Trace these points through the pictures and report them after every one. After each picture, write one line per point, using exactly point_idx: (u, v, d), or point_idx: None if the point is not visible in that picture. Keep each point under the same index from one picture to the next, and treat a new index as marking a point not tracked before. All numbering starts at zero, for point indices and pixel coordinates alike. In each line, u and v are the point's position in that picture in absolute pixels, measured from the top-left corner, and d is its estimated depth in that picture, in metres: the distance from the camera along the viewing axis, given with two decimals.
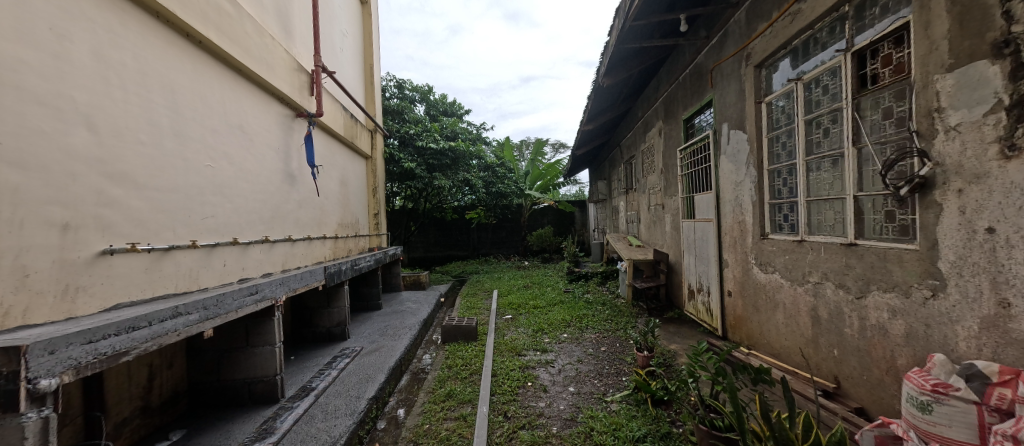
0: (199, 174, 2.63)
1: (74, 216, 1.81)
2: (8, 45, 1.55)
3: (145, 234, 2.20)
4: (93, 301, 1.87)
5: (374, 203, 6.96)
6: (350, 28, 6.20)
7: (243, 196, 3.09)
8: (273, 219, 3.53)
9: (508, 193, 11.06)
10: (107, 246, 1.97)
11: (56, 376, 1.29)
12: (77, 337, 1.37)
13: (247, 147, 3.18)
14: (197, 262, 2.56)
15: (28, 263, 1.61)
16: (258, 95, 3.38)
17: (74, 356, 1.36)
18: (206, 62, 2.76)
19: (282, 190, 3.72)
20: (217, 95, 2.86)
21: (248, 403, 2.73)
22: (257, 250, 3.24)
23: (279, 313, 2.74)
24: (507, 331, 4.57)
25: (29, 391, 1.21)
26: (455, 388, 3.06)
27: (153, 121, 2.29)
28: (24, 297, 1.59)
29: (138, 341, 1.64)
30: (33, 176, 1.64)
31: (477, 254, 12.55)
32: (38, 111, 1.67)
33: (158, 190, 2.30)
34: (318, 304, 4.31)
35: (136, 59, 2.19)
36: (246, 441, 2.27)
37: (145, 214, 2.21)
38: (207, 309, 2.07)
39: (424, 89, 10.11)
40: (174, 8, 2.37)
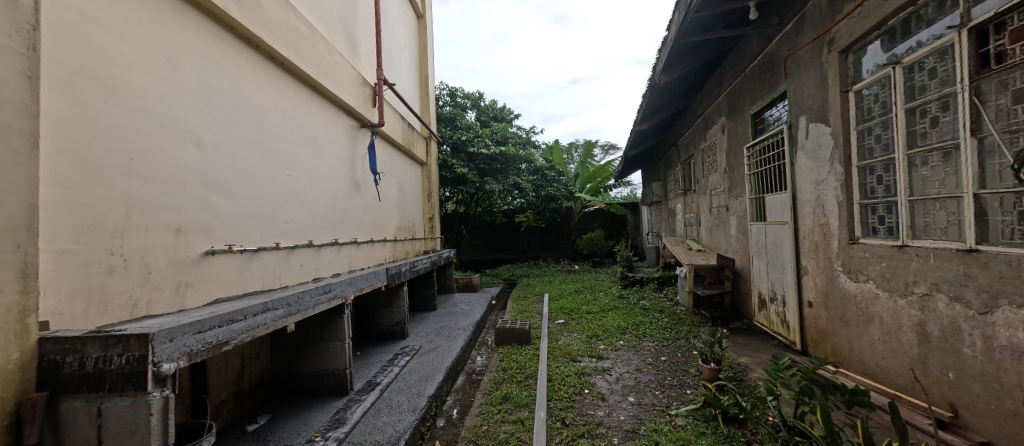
0: (280, 183, 2.90)
1: (184, 222, 2.06)
2: (133, 75, 1.82)
3: (238, 237, 2.47)
4: (198, 295, 2.12)
5: (429, 207, 7.24)
6: (407, 41, 6.51)
7: (315, 202, 3.36)
8: (341, 223, 3.79)
9: (558, 196, 11.00)
10: (209, 247, 2.23)
11: (175, 361, 1.47)
12: (188, 327, 1.55)
13: (319, 157, 3.45)
14: (279, 263, 2.82)
15: (152, 261, 1.87)
16: (330, 109, 3.67)
17: (187, 344, 1.54)
18: (287, 82, 3.05)
19: (348, 196, 3.98)
20: (295, 111, 3.14)
21: (322, 393, 2.94)
22: (328, 252, 3.50)
23: (348, 311, 2.94)
24: (560, 336, 4.52)
25: (154, 373, 1.38)
26: (511, 391, 3.07)
27: (245, 136, 2.56)
28: (148, 291, 1.84)
29: (236, 333, 1.84)
30: (153, 186, 1.90)
31: (525, 257, 12.57)
32: (157, 130, 1.93)
33: (248, 197, 2.56)
34: (380, 303, 4.56)
35: (232, 82, 2.47)
36: (321, 429, 2.44)
37: (238, 219, 2.47)
38: (289, 305, 2.27)
39: (476, 96, 10.42)
40: (262, 35, 2.65)
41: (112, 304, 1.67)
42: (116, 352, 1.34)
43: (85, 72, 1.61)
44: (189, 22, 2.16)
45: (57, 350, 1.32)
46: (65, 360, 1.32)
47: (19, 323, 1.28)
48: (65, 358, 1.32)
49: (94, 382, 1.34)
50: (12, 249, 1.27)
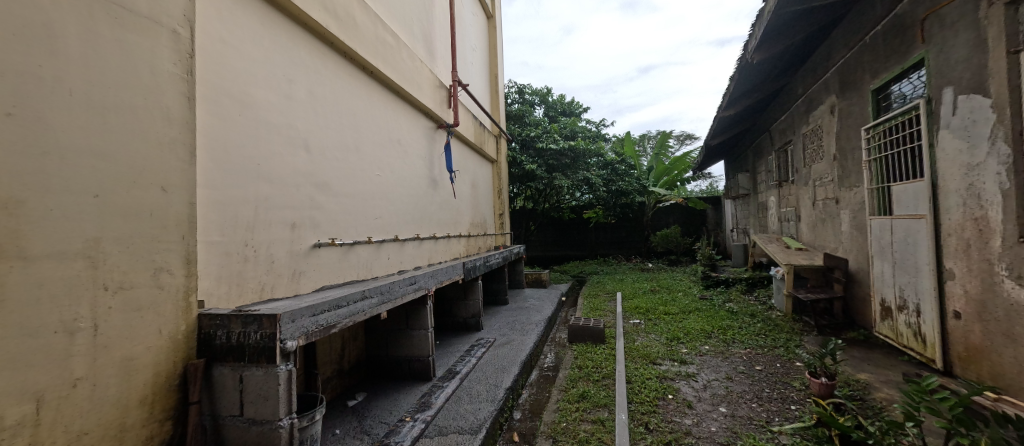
0: (372, 182, 3.17)
1: (297, 218, 2.34)
2: (259, 91, 2.11)
3: (339, 231, 2.74)
4: (309, 283, 2.40)
5: (499, 204, 7.40)
6: (479, 42, 6.69)
7: (400, 199, 3.61)
8: (422, 219, 4.03)
9: (630, 191, 10.53)
10: (317, 240, 2.51)
11: (296, 340, 1.67)
12: (305, 310, 1.76)
13: (403, 158, 3.70)
14: (370, 255, 3.08)
15: (275, 252, 2.16)
16: (411, 112, 3.91)
17: (304, 325, 1.75)
18: (376, 89, 3.31)
19: (427, 194, 4.22)
20: (383, 116, 3.40)
21: (409, 377, 3.16)
22: (411, 246, 3.75)
23: (431, 302, 3.11)
24: (637, 336, 4.32)
25: (281, 348, 1.58)
26: (589, 390, 3.00)
27: (343, 141, 2.83)
28: (271, 277, 2.13)
29: (340, 317, 2.04)
30: (274, 187, 2.18)
31: (595, 254, 12.27)
32: (277, 138, 2.21)
33: (346, 195, 2.83)
34: (457, 295, 4.77)
35: (333, 92, 2.74)
36: (410, 410, 2.62)
37: (338, 215, 2.74)
38: (382, 294, 2.46)
39: (544, 92, 10.40)
40: (356, 47, 2.90)
41: (246, 288, 1.96)
42: (253, 328, 1.56)
43: (226, 90, 1.90)
44: (299, 41, 2.43)
45: (211, 325, 1.60)
46: (216, 332, 1.58)
47: (184, 301, 1.55)
48: (217, 331, 1.59)
49: (237, 353, 1.58)
50: (179, 239, 1.55)
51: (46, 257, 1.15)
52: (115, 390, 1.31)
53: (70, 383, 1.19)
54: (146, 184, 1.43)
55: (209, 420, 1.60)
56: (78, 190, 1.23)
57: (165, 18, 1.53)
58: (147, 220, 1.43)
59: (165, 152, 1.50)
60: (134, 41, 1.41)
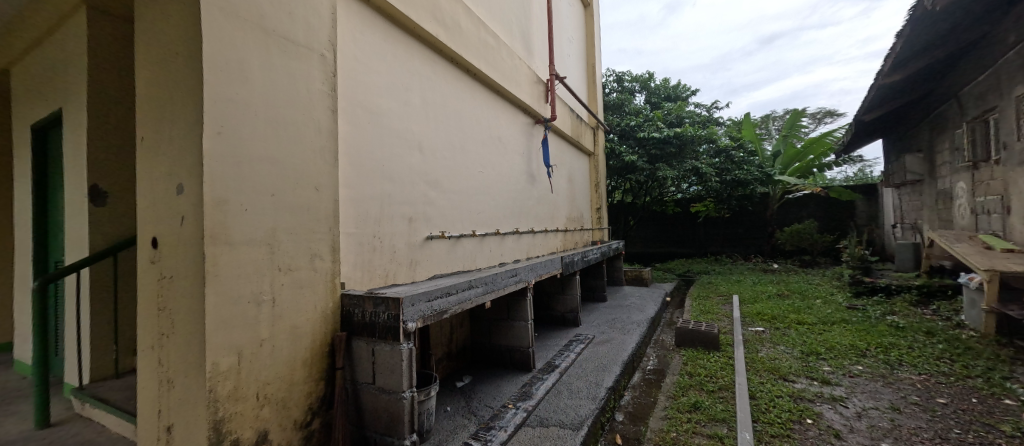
0: (475, 179, 3.34)
1: (414, 213, 2.59)
2: (382, 101, 2.38)
3: (448, 225, 2.96)
4: (423, 272, 2.65)
5: (597, 198, 7.19)
6: (576, 33, 6.56)
7: (501, 195, 3.75)
8: (520, 213, 4.13)
9: (749, 181, 9.23)
10: (429, 233, 2.74)
11: (415, 322, 1.84)
12: (423, 296, 1.93)
13: (503, 154, 3.83)
14: (474, 248, 3.27)
15: (396, 243, 2.43)
16: (510, 110, 4.02)
17: (421, 310, 1.92)
18: (479, 90, 3.47)
19: (526, 189, 4.30)
20: (485, 114, 3.55)
21: (511, 366, 3.27)
22: (510, 240, 3.87)
23: (530, 294, 3.17)
24: (761, 347, 3.79)
25: (403, 328, 1.76)
26: (703, 400, 2.73)
27: (451, 141, 3.03)
28: (394, 265, 2.40)
29: (450, 304, 2.20)
30: (395, 186, 2.45)
31: (704, 252, 11.13)
32: (397, 141, 2.48)
33: (453, 192, 3.03)
34: (555, 289, 4.79)
35: (441, 96, 2.95)
36: (512, 398, 2.71)
37: (447, 211, 2.96)
38: (486, 285, 2.58)
39: (645, 77, 9.79)
40: (461, 52, 3.08)
41: (375, 274, 2.24)
42: (381, 309, 1.77)
43: (359, 102, 2.19)
44: (414, 52, 2.67)
45: (350, 303, 1.87)
46: (355, 310, 1.85)
47: (330, 282, 1.84)
48: (354, 309, 1.85)
49: (370, 329, 1.81)
50: (326, 230, 1.84)
51: (241, 243, 1.47)
52: (285, 351, 1.61)
53: (257, 342, 1.51)
54: (304, 184, 1.73)
55: (349, 385, 1.86)
56: (260, 191, 1.55)
57: (315, 45, 1.82)
58: (305, 215, 1.73)
59: (317, 157, 1.79)
60: (295, 66, 1.71)
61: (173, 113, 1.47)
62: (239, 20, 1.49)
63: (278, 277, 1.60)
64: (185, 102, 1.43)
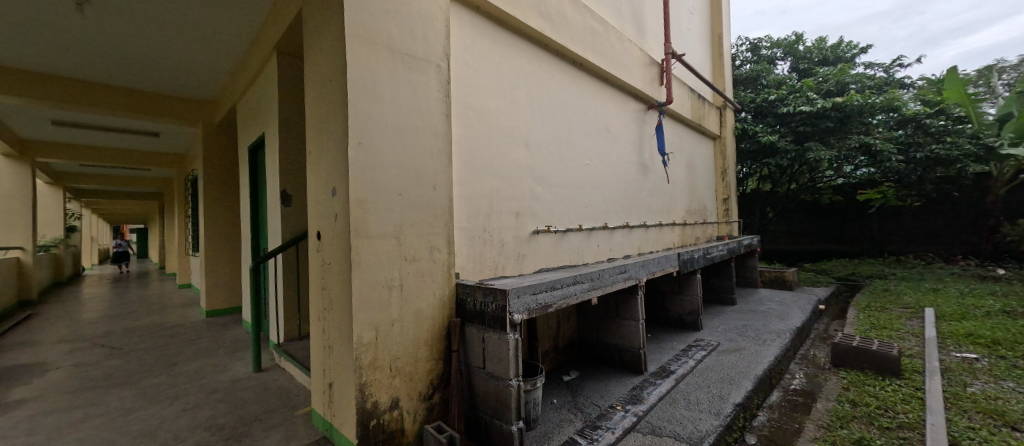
0: (582, 172, 3.27)
1: (521, 207, 2.67)
2: (491, 101, 2.50)
3: (554, 220, 2.97)
4: (530, 265, 2.72)
5: (724, 187, 6.35)
6: (697, 3, 5.85)
7: (609, 187, 3.60)
8: (631, 206, 3.91)
9: (952, 158, 6.97)
10: (536, 227, 2.79)
11: (521, 314, 1.90)
12: (528, 289, 1.98)
13: (612, 145, 3.67)
14: (581, 242, 3.22)
15: (505, 236, 2.54)
16: (620, 97, 3.81)
17: (526, 302, 1.97)
18: (586, 80, 3.38)
19: (637, 180, 4.04)
20: (592, 105, 3.44)
21: (620, 366, 3.14)
22: (619, 235, 3.70)
23: (641, 293, 2.99)
24: (968, 380, 2.86)
25: (510, 320, 1.83)
26: (869, 438, 2.19)
27: (557, 135, 3.03)
28: (503, 258, 2.52)
29: (556, 299, 2.21)
30: (504, 182, 2.56)
31: (877, 251, 8.89)
32: (505, 139, 2.58)
33: (559, 186, 3.03)
34: (671, 289, 4.41)
35: (547, 91, 2.96)
36: (621, 400, 2.60)
37: (553, 205, 2.97)
38: (592, 280, 2.52)
39: (790, 40, 8.25)
40: (567, 43, 3.03)
41: (486, 266, 2.39)
42: (489, 300, 1.87)
43: (470, 105, 2.34)
44: (520, 50, 2.74)
45: (463, 292, 2.02)
46: (467, 299, 2.00)
47: (446, 271, 2.03)
48: (467, 298, 2.00)
49: (480, 317, 1.93)
50: (443, 225, 2.02)
51: (376, 236, 1.72)
52: (411, 331, 1.84)
53: (389, 321, 1.75)
54: (424, 184, 1.93)
55: (463, 367, 2.02)
56: (390, 191, 1.78)
57: (433, 57, 2.00)
58: (425, 211, 1.93)
59: (435, 159, 1.98)
60: (416, 79, 1.91)
61: (328, 129, 1.79)
62: (372, 44, 1.73)
63: (405, 266, 1.83)
64: (336, 120, 1.74)
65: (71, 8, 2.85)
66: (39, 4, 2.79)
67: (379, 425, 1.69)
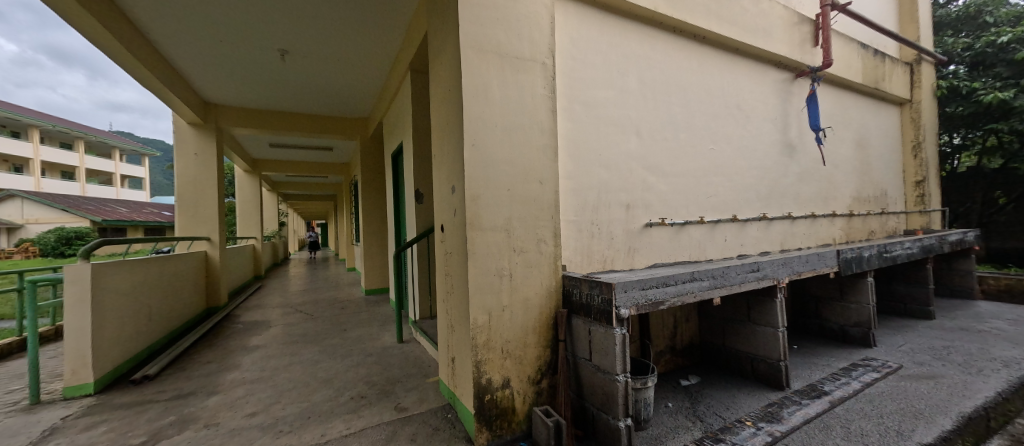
0: (705, 158, 2.95)
1: (632, 199, 2.56)
2: (599, 91, 2.45)
3: (670, 211, 2.75)
4: (642, 259, 2.59)
5: (916, 166, 4.90)
6: None
7: (740, 174, 3.16)
8: (771, 195, 3.35)
9: None
10: (649, 219, 2.63)
11: (629, 309, 1.84)
12: (637, 284, 1.90)
13: (744, 125, 3.20)
14: (704, 236, 2.92)
15: (615, 229, 2.47)
16: (755, 68, 3.29)
17: (635, 297, 1.89)
18: (710, 55, 3.02)
19: (779, 164, 3.44)
20: (718, 81, 3.05)
21: (753, 378, 2.75)
22: (754, 228, 3.23)
23: (781, 296, 2.57)
24: None
25: (616, 314, 1.79)
26: None
27: (673, 120, 2.79)
28: (612, 252, 2.46)
29: (670, 296, 2.06)
30: (613, 173, 2.49)
31: None
32: (613, 129, 2.50)
33: (676, 175, 2.79)
34: (828, 294, 3.65)
35: (662, 73, 2.75)
36: (752, 415, 2.29)
37: (669, 196, 2.75)
38: (715, 278, 2.27)
39: None
40: (686, 17, 2.76)
41: (594, 259, 2.37)
42: (595, 292, 1.86)
43: (577, 98, 2.34)
44: (631, 33, 2.60)
45: (570, 283, 2.05)
46: (574, 291, 2.02)
47: (554, 263, 2.09)
48: (573, 290, 2.02)
49: (586, 309, 1.94)
50: (550, 218, 2.08)
51: (488, 229, 1.88)
52: (520, 317, 1.96)
53: (500, 307, 1.90)
54: (531, 179, 2.02)
55: (570, 357, 2.05)
56: (500, 187, 1.92)
57: (539, 55, 2.07)
58: (532, 205, 2.02)
59: (540, 154, 2.05)
60: (522, 79, 2.01)
61: (448, 134, 2.03)
62: (482, 52, 1.88)
63: (514, 257, 1.96)
64: (454, 126, 1.95)
65: (277, 58, 3.82)
66: (260, 60, 3.82)
67: (492, 400, 1.86)
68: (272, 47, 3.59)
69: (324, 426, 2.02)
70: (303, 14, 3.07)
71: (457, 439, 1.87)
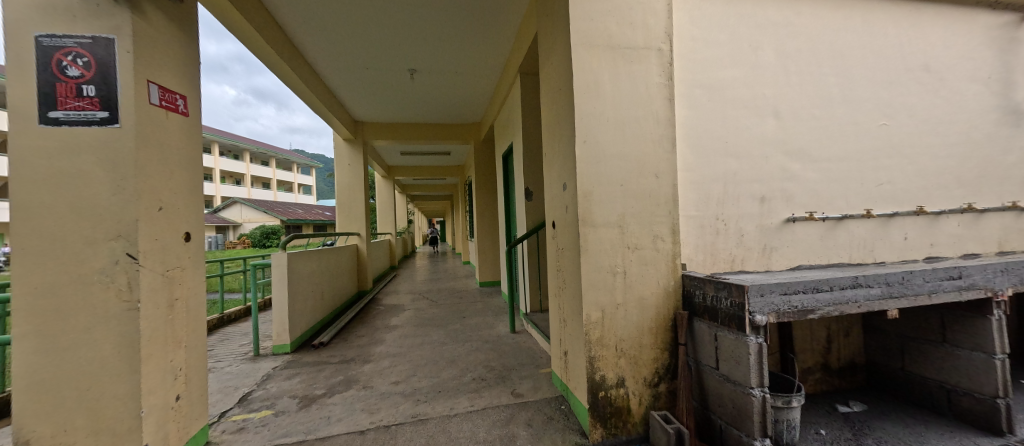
0: (873, 137, 2.40)
1: (768, 191, 2.23)
2: (726, 71, 2.19)
3: (821, 204, 2.31)
4: (782, 260, 2.24)
5: None
6: None
7: (928, 154, 2.48)
8: (980, 179, 2.55)
9: None
10: (791, 214, 2.26)
11: (766, 316, 1.62)
12: (777, 287, 1.65)
13: (935, 91, 2.50)
14: (871, 233, 2.38)
15: (745, 225, 2.20)
16: (953, 15, 2.53)
17: (775, 303, 1.65)
18: (880, 8, 2.43)
19: (995, 137, 2.59)
20: (893, 40, 2.44)
21: (952, 417, 2.08)
22: (951, 223, 2.50)
23: (1000, 313, 1.93)
24: None
25: (750, 321, 1.59)
26: None
27: (825, 94, 2.34)
28: (742, 251, 2.19)
29: (822, 303, 1.75)
30: (744, 162, 2.21)
31: None
32: (743, 112, 2.22)
33: (830, 160, 2.34)
34: None
35: (810, 40, 2.32)
36: None
37: (820, 185, 2.32)
38: (890, 285, 1.83)
39: None
40: None
41: (719, 258, 2.15)
42: (724, 295, 1.69)
43: (698, 82, 2.15)
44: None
45: (691, 284, 1.90)
46: (696, 292, 1.87)
47: (672, 261, 1.96)
48: (695, 291, 1.87)
49: (712, 313, 1.77)
50: (667, 213, 1.96)
51: (601, 225, 1.87)
52: (635, 316, 1.90)
53: (614, 305, 1.87)
54: (646, 173, 1.93)
55: (692, 363, 1.90)
56: (613, 183, 1.89)
57: (653, 41, 1.96)
58: (647, 200, 1.93)
59: (657, 147, 1.95)
60: (635, 69, 1.93)
61: (559, 132, 2.07)
62: (593, 47, 1.87)
63: (628, 254, 1.90)
64: (565, 124, 1.99)
65: (408, 77, 4.38)
66: (395, 79, 4.43)
67: (606, 397, 1.85)
68: (404, 68, 4.14)
69: (452, 400, 2.28)
70: (428, 36, 3.47)
71: (571, 430, 1.91)
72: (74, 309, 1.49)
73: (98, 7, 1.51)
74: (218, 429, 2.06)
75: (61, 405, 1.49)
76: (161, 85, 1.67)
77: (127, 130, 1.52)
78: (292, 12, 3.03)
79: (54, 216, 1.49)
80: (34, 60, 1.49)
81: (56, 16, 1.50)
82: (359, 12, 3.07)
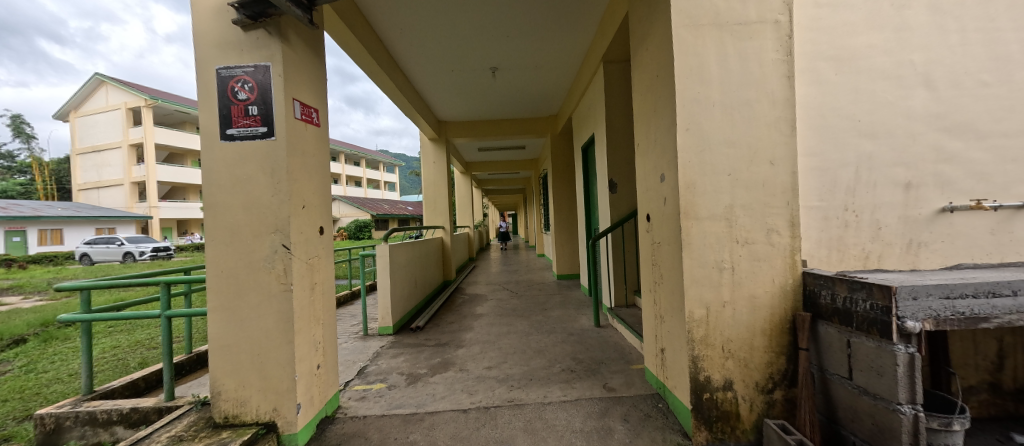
0: None
1: (916, 175, 1.89)
2: (860, 38, 1.90)
3: (991, 190, 1.89)
4: (935, 257, 1.88)
5: None
6: None
7: None
8: None
9: None
10: (948, 203, 1.88)
11: (920, 322, 1.39)
12: (936, 289, 1.40)
13: None
14: None
15: (884, 216, 1.89)
16: None
17: (933, 308, 1.40)
18: None
19: None
20: None
21: None
22: None
23: None
24: None
25: (898, 326, 1.38)
26: None
27: (1000, 54, 1.90)
28: (879, 246, 1.89)
29: (998, 310, 1.44)
30: (882, 143, 1.90)
31: None
32: (883, 84, 1.91)
33: (1006, 135, 1.89)
34: None
35: None
36: None
37: (991, 167, 1.90)
38: None
39: None
40: None
41: (848, 254, 1.89)
42: (861, 297, 1.49)
43: (822, 54, 1.90)
44: None
45: (815, 283, 1.70)
46: (822, 293, 1.67)
47: (790, 257, 1.77)
48: (821, 291, 1.67)
49: (843, 316, 1.57)
50: (784, 204, 1.77)
51: (707, 218, 1.76)
52: (745, 316, 1.76)
53: (721, 303, 1.76)
54: (759, 160, 1.77)
55: (816, 372, 1.70)
56: (720, 173, 1.76)
57: (769, 13, 1.77)
58: (761, 190, 1.77)
59: (771, 131, 1.77)
60: (748, 47, 1.77)
61: (656, 121, 1.99)
62: (698, 27, 1.75)
63: (737, 248, 1.77)
64: (664, 112, 1.90)
65: (490, 75, 4.52)
66: (477, 78, 4.61)
67: (712, 400, 1.75)
68: (487, 66, 4.28)
69: (545, 389, 2.34)
70: (512, 33, 3.52)
71: (672, 430, 1.85)
72: (247, 288, 1.84)
73: (258, 40, 1.82)
74: (345, 395, 2.38)
75: (239, 366, 1.86)
76: (301, 101, 1.95)
77: (280, 142, 1.82)
78: (390, 25, 3.32)
79: (232, 213, 1.85)
80: (215, 89, 1.85)
81: (229, 50, 1.84)
82: (449, 19, 3.25)
